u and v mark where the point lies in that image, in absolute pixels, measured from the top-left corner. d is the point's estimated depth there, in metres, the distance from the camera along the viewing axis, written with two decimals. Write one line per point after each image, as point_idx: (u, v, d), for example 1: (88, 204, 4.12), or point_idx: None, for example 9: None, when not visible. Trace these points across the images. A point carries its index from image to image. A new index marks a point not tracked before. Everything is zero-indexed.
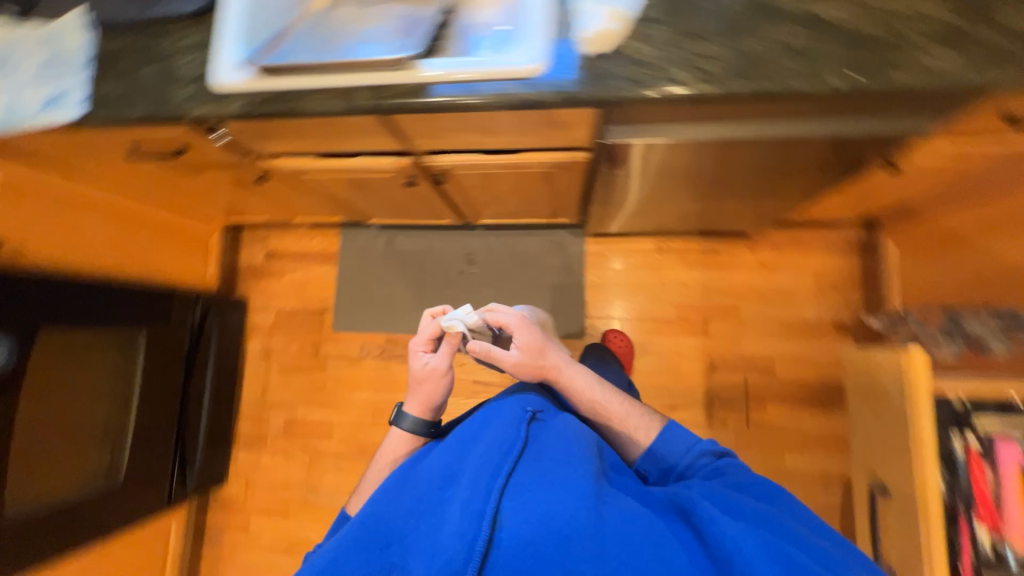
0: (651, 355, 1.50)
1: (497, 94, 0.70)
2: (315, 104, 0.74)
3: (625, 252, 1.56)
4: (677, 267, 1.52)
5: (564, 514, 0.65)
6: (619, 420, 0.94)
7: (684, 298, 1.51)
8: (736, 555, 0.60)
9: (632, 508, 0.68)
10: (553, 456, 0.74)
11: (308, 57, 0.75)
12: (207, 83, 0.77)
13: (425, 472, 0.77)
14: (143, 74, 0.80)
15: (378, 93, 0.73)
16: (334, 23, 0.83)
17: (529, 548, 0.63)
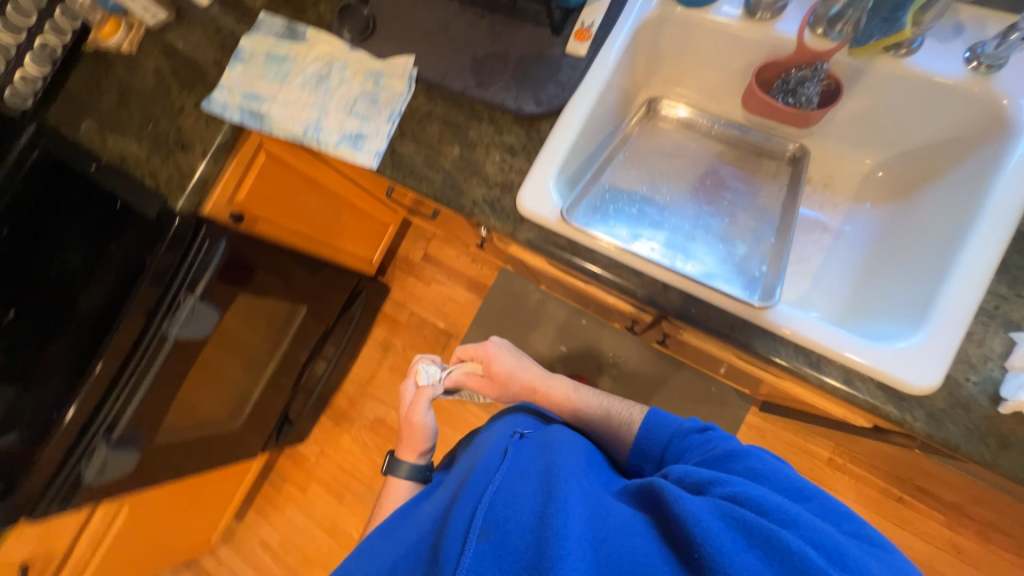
0: None
1: (853, 384, 0.55)
2: (617, 282, 0.64)
3: (787, 444, 1.33)
4: (842, 494, 1.27)
5: (525, 515, 0.53)
6: (603, 421, 0.85)
7: None
8: (709, 531, 0.45)
9: (602, 509, 0.54)
10: (531, 472, 0.61)
11: (620, 236, 0.67)
12: (517, 197, 0.70)
13: (433, 505, 0.68)
14: (447, 154, 0.75)
15: (695, 303, 0.61)
16: (647, 188, 0.76)
17: (507, 560, 0.50)
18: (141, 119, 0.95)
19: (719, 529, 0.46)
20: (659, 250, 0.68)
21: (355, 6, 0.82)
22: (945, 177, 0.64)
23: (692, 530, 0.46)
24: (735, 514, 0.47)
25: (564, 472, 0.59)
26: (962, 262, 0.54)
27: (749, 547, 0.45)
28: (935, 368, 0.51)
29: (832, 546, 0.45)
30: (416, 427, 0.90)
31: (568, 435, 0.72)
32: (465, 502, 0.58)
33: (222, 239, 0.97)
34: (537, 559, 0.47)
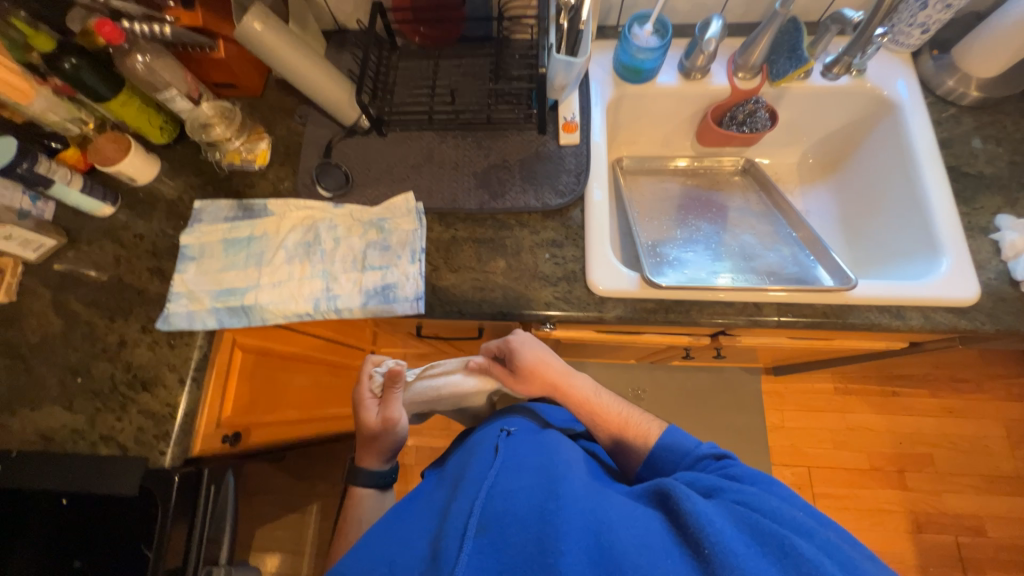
0: (853, 509, 1.39)
1: (931, 317, 0.66)
2: (715, 319, 0.68)
3: (803, 393, 1.50)
4: (860, 413, 1.47)
5: (527, 508, 0.52)
6: (619, 427, 0.71)
7: (874, 446, 1.44)
8: (721, 533, 0.48)
9: (619, 515, 0.53)
10: (535, 471, 0.58)
11: (686, 280, 0.73)
12: (587, 283, 0.71)
13: (417, 503, 0.64)
14: (494, 270, 0.73)
15: (787, 306, 0.68)
16: (663, 232, 0.84)
17: (507, 551, 0.49)
18: (60, 376, 0.72)
19: (732, 535, 0.49)
20: (716, 280, 0.75)
21: (326, 164, 0.78)
22: (863, 148, 0.85)
23: (710, 537, 0.48)
24: (751, 520, 0.50)
25: (574, 479, 0.57)
26: (932, 200, 0.71)
27: (757, 549, 0.48)
28: (970, 282, 0.65)
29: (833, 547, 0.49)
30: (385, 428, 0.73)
31: (558, 438, 0.67)
32: (460, 499, 0.56)
33: (227, 472, 0.76)
34: (543, 554, 0.47)
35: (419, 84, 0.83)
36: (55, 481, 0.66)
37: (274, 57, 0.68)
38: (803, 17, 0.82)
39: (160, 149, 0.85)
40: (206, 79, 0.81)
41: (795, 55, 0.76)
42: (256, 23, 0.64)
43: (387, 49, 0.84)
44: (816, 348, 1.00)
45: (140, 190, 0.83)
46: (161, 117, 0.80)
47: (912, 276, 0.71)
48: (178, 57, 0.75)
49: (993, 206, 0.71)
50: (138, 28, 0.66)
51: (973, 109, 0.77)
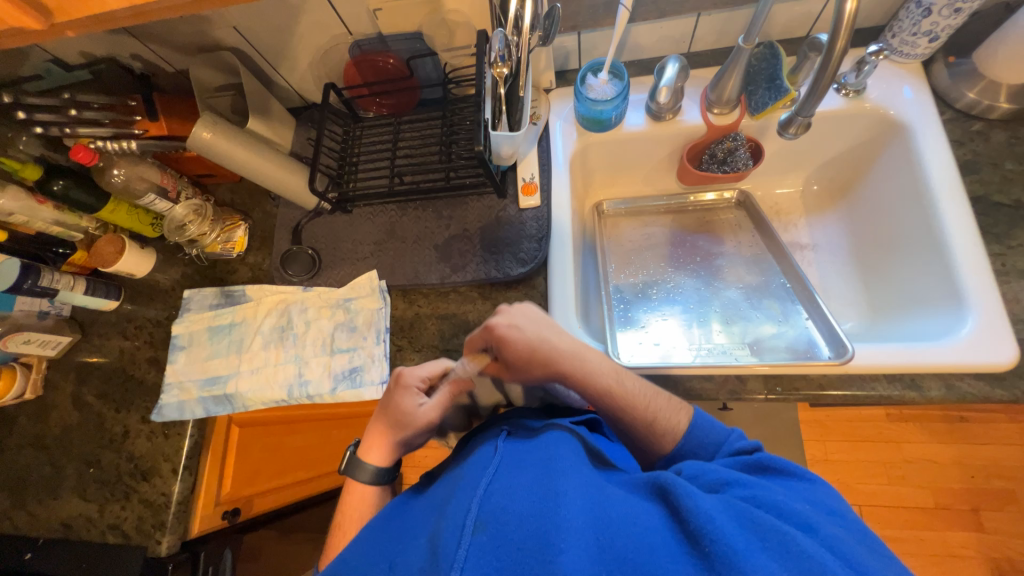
0: (915, 554, 1.23)
1: (955, 386, 0.56)
2: (692, 394, 0.62)
3: (849, 421, 1.34)
4: (918, 441, 1.30)
5: (526, 505, 0.43)
6: (644, 425, 0.54)
7: (939, 480, 1.27)
8: (724, 529, 0.40)
9: (635, 514, 0.44)
10: (538, 462, 0.48)
11: (655, 357, 0.68)
12: None
13: (415, 504, 0.54)
14: (457, 347, 0.71)
15: (777, 377, 0.60)
16: (642, 290, 0.77)
17: (510, 549, 0.40)
18: (77, 467, 0.79)
19: (734, 533, 0.40)
20: (691, 353, 0.69)
21: (295, 249, 0.80)
22: (873, 175, 0.74)
23: (714, 533, 0.40)
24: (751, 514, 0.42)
25: (583, 473, 0.47)
26: (952, 240, 0.61)
27: (760, 543, 0.40)
28: (1004, 344, 0.55)
29: (834, 542, 0.41)
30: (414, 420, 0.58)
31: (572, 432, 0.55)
32: (456, 500, 0.47)
33: (227, 550, 0.81)
34: (542, 552, 0.39)
35: (380, 156, 0.82)
36: (73, 568, 0.73)
37: (226, 159, 0.70)
38: (787, 35, 0.73)
39: (156, 241, 0.91)
40: (187, 173, 0.85)
41: (773, 85, 0.67)
42: (205, 132, 0.67)
43: (348, 124, 0.84)
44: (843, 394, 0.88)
45: (140, 282, 0.90)
46: (151, 215, 0.85)
47: (927, 334, 0.60)
48: (157, 159, 0.80)
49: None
50: (109, 146, 0.70)
51: (1007, 122, 0.64)
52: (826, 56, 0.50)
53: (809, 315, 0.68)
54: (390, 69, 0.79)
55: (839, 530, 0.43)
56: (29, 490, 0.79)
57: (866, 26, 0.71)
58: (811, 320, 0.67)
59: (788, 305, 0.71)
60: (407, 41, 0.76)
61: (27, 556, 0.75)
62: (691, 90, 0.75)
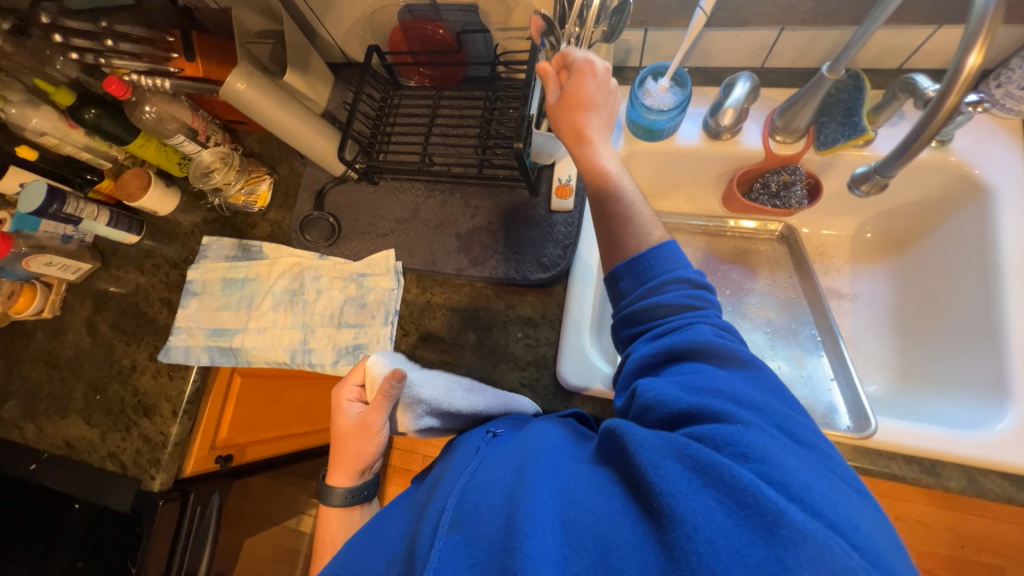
0: None
1: (978, 481, 0.52)
2: None
3: None
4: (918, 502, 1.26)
5: (498, 496, 0.39)
6: (618, 228, 0.50)
7: (930, 544, 1.24)
8: (667, 478, 0.33)
9: (602, 484, 0.38)
10: (510, 452, 0.45)
11: None
12: (556, 373, 0.65)
13: (411, 507, 0.53)
14: (464, 342, 0.70)
15: None
16: None
17: (480, 545, 0.36)
18: (84, 392, 0.81)
19: (679, 481, 0.33)
20: None
21: (316, 215, 0.79)
22: (936, 233, 0.68)
23: (659, 490, 0.33)
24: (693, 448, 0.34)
25: (555, 452, 0.42)
26: (1010, 322, 0.56)
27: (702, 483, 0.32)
28: None
29: (780, 464, 0.32)
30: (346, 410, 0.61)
31: (552, 421, 0.50)
32: (435, 499, 0.44)
33: (215, 493, 0.84)
34: (504, 547, 0.34)
35: (415, 130, 0.79)
36: (72, 487, 0.77)
37: (259, 115, 0.68)
38: (875, 65, 0.66)
39: (181, 181, 0.90)
40: (221, 117, 0.84)
41: (851, 122, 0.62)
42: (239, 83, 0.64)
43: (387, 90, 0.81)
44: None
45: (162, 220, 0.90)
46: (179, 154, 0.84)
47: (960, 419, 0.57)
48: (191, 100, 0.78)
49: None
50: (144, 82, 0.69)
51: None
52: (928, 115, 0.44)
53: (836, 376, 0.64)
54: (437, 40, 0.74)
55: (802, 458, 0.34)
56: (38, 405, 0.83)
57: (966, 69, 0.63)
58: (835, 383, 0.64)
59: (815, 363, 0.67)
60: (461, 12, 0.72)
61: (31, 467, 0.79)
62: (757, 111, 0.69)
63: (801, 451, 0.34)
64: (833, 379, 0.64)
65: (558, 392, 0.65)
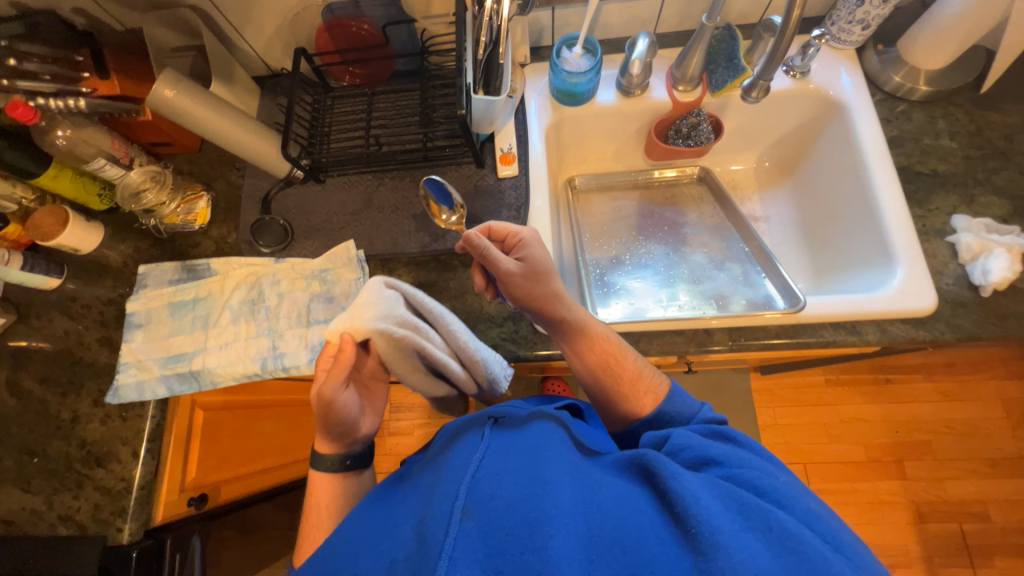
0: (852, 504, 1.36)
1: (890, 331, 0.63)
2: (667, 348, 0.66)
3: (795, 388, 1.47)
4: (854, 403, 1.44)
5: (515, 492, 0.48)
6: (620, 384, 0.61)
7: (871, 436, 1.41)
8: (708, 510, 0.44)
9: (625, 500, 0.48)
10: (514, 453, 0.53)
11: (630, 311, 0.71)
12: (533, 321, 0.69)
13: (403, 488, 0.57)
14: None
15: (741, 326, 0.65)
16: (610, 256, 0.81)
17: (496, 534, 0.45)
18: (17, 458, 0.72)
19: (717, 509, 0.45)
20: (663, 308, 0.73)
21: (264, 219, 0.77)
22: (815, 151, 0.82)
23: (694, 509, 0.45)
24: (735, 494, 0.46)
25: (573, 466, 0.52)
26: (886, 208, 0.68)
27: (733, 513, 0.45)
28: (930, 290, 0.62)
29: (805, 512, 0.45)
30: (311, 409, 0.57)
31: (541, 416, 0.59)
32: (442, 485, 0.51)
33: (195, 536, 0.78)
34: (531, 540, 0.44)
35: (353, 126, 0.81)
36: (17, 566, 0.67)
37: (192, 121, 0.67)
38: (741, 20, 0.79)
39: (103, 214, 0.84)
40: (143, 142, 0.80)
41: (732, 65, 0.74)
42: (167, 89, 0.63)
43: (319, 92, 0.82)
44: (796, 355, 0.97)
45: (86, 258, 0.83)
46: (99, 185, 0.79)
47: (866, 288, 0.68)
48: (107, 123, 0.75)
49: (948, 206, 0.68)
50: (52, 104, 0.65)
51: (926, 102, 0.74)
52: (784, 32, 0.58)
53: (766, 272, 0.74)
54: (363, 36, 0.78)
55: (817, 506, 0.47)
56: None
57: (807, 16, 0.79)
58: (766, 276, 0.74)
59: (747, 267, 0.77)
60: (382, 8, 0.76)
61: None
62: (658, 68, 0.80)
63: (809, 500, 0.48)
64: (763, 275, 0.74)
65: (538, 337, 0.69)
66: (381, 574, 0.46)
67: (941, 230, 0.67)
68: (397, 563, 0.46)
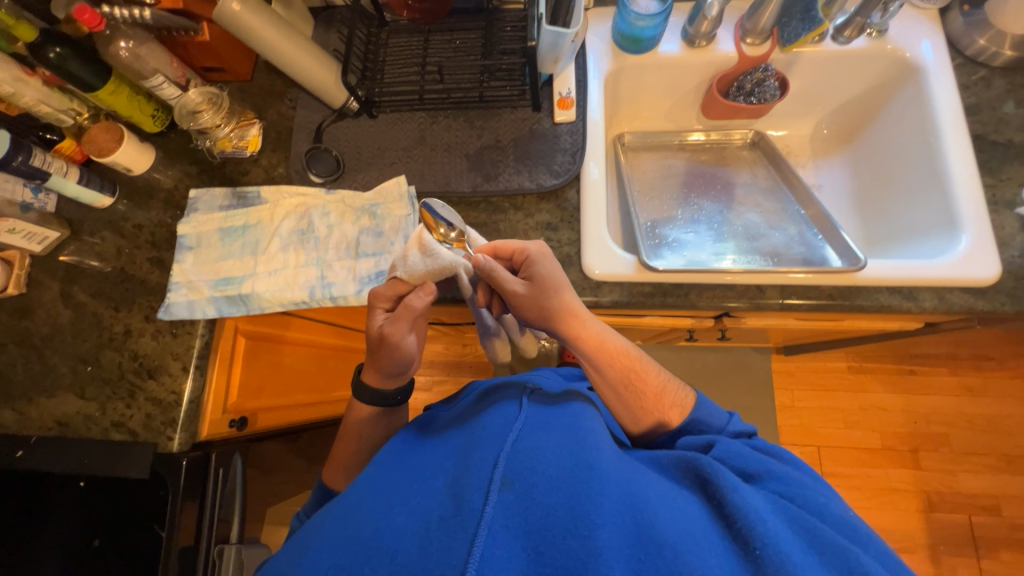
0: (863, 488, 1.37)
1: (948, 298, 0.62)
2: (717, 302, 0.66)
3: (816, 372, 1.47)
4: (875, 391, 1.44)
5: (559, 470, 0.48)
6: (639, 399, 0.62)
7: (889, 425, 1.41)
8: (772, 527, 0.43)
9: (672, 500, 0.48)
10: (557, 434, 0.52)
11: (683, 262, 0.70)
12: (582, 267, 0.69)
13: (432, 446, 0.59)
14: None
15: (795, 284, 0.65)
16: (659, 211, 0.80)
17: (535, 512, 0.45)
18: (71, 365, 0.74)
19: (785, 533, 0.44)
20: (716, 262, 0.72)
21: (316, 149, 0.77)
22: (881, 117, 0.79)
23: (761, 528, 0.43)
24: (806, 523, 0.45)
25: (617, 458, 0.52)
26: (955, 176, 0.66)
27: (798, 539, 0.44)
28: (993, 259, 0.61)
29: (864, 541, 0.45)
30: (376, 346, 0.62)
31: (577, 404, 0.59)
32: (479, 452, 0.51)
33: (235, 454, 0.79)
34: (574, 525, 0.43)
35: (408, 60, 0.79)
36: (74, 465, 0.70)
37: (256, 39, 0.66)
38: None
39: (155, 138, 0.85)
40: (194, 65, 0.80)
41: (808, 16, 0.72)
42: (235, 3, 0.62)
43: (375, 26, 0.81)
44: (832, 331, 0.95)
45: (137, 180, 0.84)
46: (153, 105, 0.79)
47: (928, 254, 0.67)
48: (164, 42, 0.75)
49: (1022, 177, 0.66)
50: (117, 12, 0.65)
51: (1009, 69, 0.70)
52: None
53: (823, 232, 0.73)
54: None
55: (872, 538, 0.47)
56: (13, 390, 0.74)
57: None
58: (822, 237, 0.72)
59: (802, 228, 0.75)
60: None
61: (17, 454, 0.71)
62: (726, 20, 0.77)
63: (863, 530, 0.48)
64: (820, 236, 0.73)
65: (586, 284, 0.68)
66: (415, 531, 0.46)
67: (1012, 201, 0.65)
68: (432, 522, 0.46)
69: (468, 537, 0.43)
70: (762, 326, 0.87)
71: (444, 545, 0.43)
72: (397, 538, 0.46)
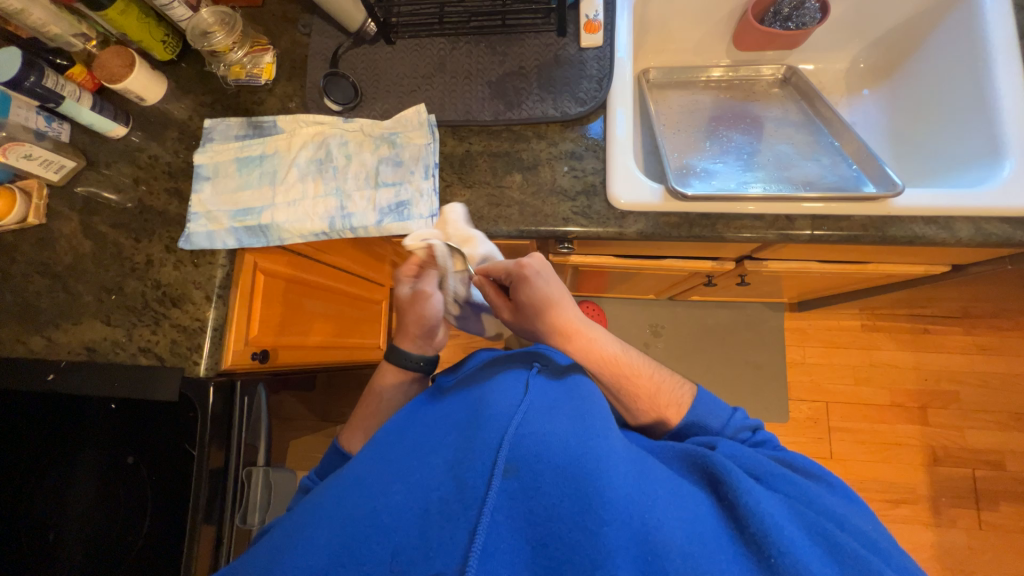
0: (868, 442, 1.39)
1: (986, 228, 0.60)
2: (744, 233, 0.65)
3: (828, 330, 1.47)
4: (886, 349, 1.44)
5: (566, 457, 0.45)
6: (645, 395, 0.61)
7: (899, 382, 1.42)
8: (785, 535, 0.42)
9: (682, 496, 0.46)
10: (563, 421, 0.49)
11: (716, 189, 0.67)
12: (607, 197, 0.68)
13: (433, 416, 0.57)
14: (510, 184, 0.70)
15: (828, 212, 0.63)
16: (687, 147, 0.78)
17: (541, 502, 0.42)
18: (96, 294, 0.75)
19: (800, 541, 0.42)
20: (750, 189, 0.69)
21: (334, 74, 0.74)
22: (927, 44, 0.75)
23: (775, 536, 0.42)
24: (824, 532, 0.44)
25: (627, 448, 0.50)
26: (1010, 117, 0.63)
27: (814, 546, 0.43)
28: None
29: (870, 542, 0.45)
30: (415, 305, 0.68)
31: (584, 384, 0.56)
32: (482, 433, 0.47)
33: (260, 385, 0.78)
34: (580, 517, 0.41)
35: None
36: (105, 388, 0.72)
37: None
38: None
39: (165, 67, 0.82)
40: None
41: None
42: None
43: None
44: (856, 278, 0.93)
45: (149, 110, 0.82)
46: (163, 30, 0.77)
47: (968, 184, 0.65)
48: None
49: None
50: None
51: None
52: None
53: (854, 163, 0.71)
54: None
55: (880, 538, 0.47)
56: (40, 316, 0.75)
57: None
58: (852, 167, 0.70)
59: (832, 159, 0.73)
60: None
61: (49, 377, 0.73)
62: None
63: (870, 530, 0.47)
64: (851, 166, 0.71)
65: (611, 215, 0.67)
66: (414, 511, 0.44)
67: None
68: (432, 501, 0.44)
69: (469, 525, 0.41)
70: (786, 269, 0.86)
71: (444, 530, 0.41)
72: (396, 516, 0.43)
